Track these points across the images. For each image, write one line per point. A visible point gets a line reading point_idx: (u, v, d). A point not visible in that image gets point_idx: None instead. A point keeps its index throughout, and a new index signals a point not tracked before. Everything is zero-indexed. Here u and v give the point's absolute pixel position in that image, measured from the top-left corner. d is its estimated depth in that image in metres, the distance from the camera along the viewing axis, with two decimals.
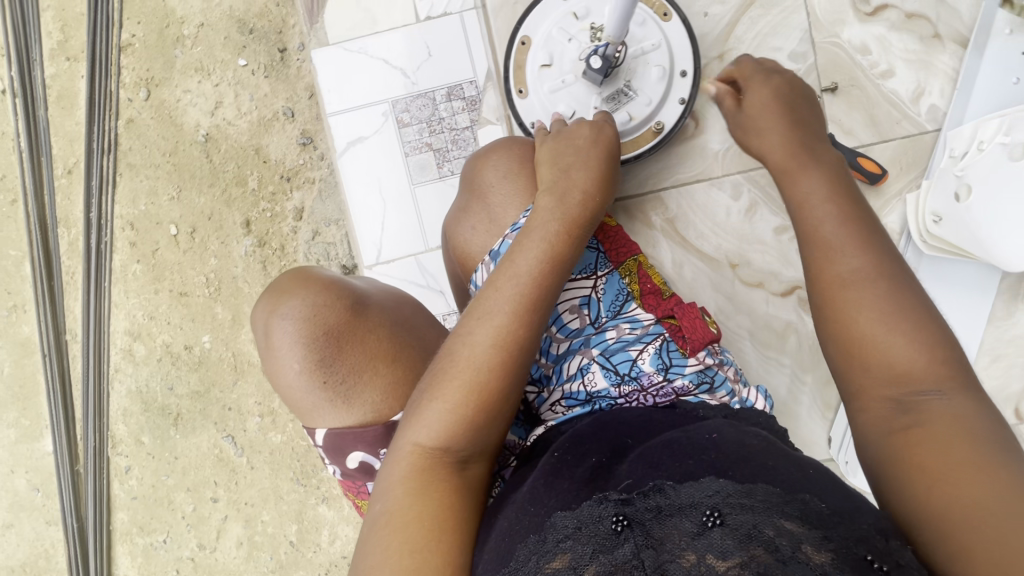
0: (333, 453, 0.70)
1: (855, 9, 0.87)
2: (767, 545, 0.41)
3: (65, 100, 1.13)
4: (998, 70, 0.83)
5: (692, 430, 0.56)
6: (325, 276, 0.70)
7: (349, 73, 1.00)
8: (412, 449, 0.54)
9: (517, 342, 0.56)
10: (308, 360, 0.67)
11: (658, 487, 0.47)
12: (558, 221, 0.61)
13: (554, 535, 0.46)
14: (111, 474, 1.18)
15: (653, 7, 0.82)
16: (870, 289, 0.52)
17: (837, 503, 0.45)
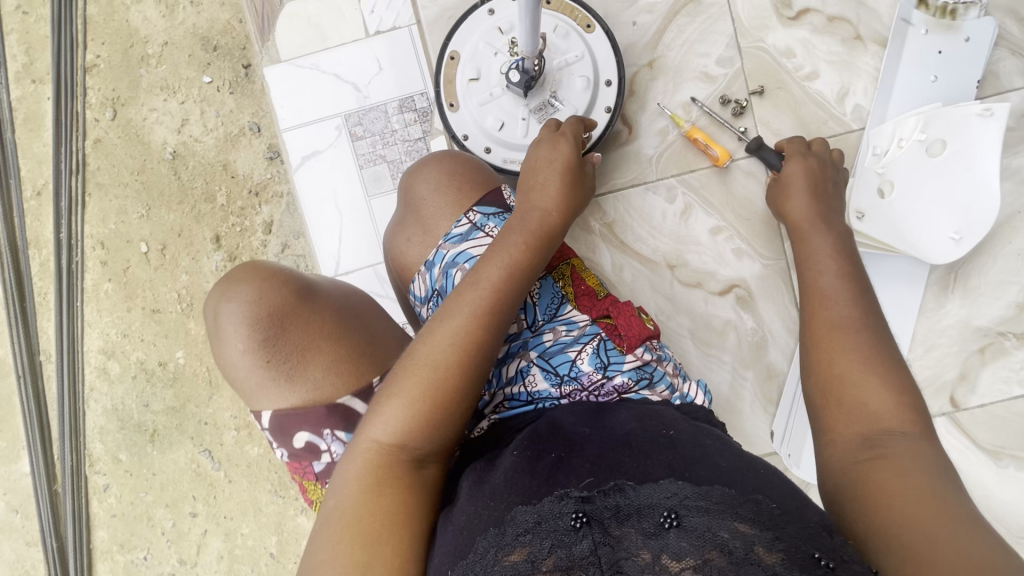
0: (279, 435, 0.69)
1: (778, 15, 0.90)
2: (721, 546, 0.42)
3: (31, 123, 1.14)
4: (916, 69, 0.86)
5: (648, 422, 0.57)
6: (274, 265, 0.70)
7: (301, 89, 1.01)
8: (368, 445, 0.54)
9: (476, 342, 0.57)
10: (252, 342, 0.66)
11: (618, 488, 0.48)
12: (521, 234, 0.63)
13: (514, 528, 0.47)
14: (89, 493, 1.18)
15: (576, 20, 0.85)
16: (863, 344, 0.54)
17: (789, 504, 0.47)
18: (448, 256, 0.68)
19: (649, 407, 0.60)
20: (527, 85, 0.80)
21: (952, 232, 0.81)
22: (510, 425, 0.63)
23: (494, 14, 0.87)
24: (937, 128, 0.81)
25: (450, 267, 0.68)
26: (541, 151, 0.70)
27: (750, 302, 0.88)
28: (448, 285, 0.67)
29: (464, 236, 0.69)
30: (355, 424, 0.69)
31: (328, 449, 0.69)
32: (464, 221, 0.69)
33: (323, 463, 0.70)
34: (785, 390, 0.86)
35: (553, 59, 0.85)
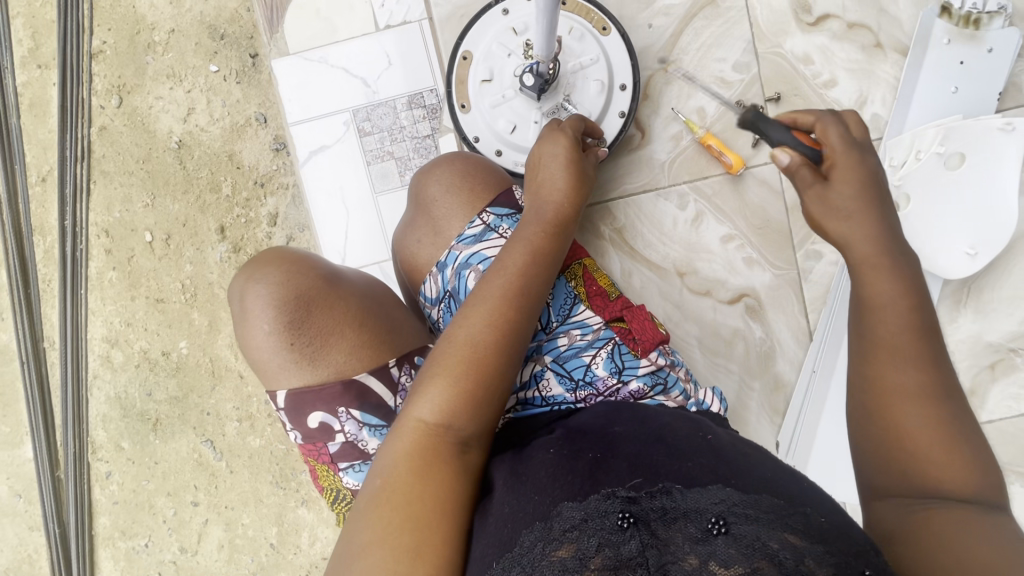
0: (293, 415, 0.67)
1: (797, 20, 0.88)
2: (771, 556, 0.42)
3: (37, 109, 1.13)
4: (937, 78, 0.85)
5: (685, 422, 0.58)
6: (301, 252, 0.70)
7: (310, 83, 1.00)
8: (414, 426, 0.55)
9: (510, 325, 0.59)
10: (278, 322, 0.65)
11: (665, 489, 0.48)
12: (538, 225, 0.64)
13: (561, 524, 0.47)
14: (92, 480, 1.19)
15: (591, 22, 0.84)
16: (909, 359, 0.50)
17: (837, 517, 0.46)
18: (461, 257, 0.68)
19: (674, 411, 0.61)
20: (540, 89, 0.79)
21: (968, 247, 0.81)
22: (526, 428, 0.64)
23: (508, 13, 0.86)
24: (955, 141, 0.80)
25: (462, 269, 0.67)
26: (545, 147, 0.69)
27: (760, 312, 0.87)
28: (460, 286, 0.67)
29: (477, 238, 0.68)
30: (371, 405, 0.67)
31: (342, 430, 0.67)
32: (478, 222, 0.69)
33: (338, 444, 0.68)
34: (792, 399, 0.85)
35: (568, 62, 0.84)
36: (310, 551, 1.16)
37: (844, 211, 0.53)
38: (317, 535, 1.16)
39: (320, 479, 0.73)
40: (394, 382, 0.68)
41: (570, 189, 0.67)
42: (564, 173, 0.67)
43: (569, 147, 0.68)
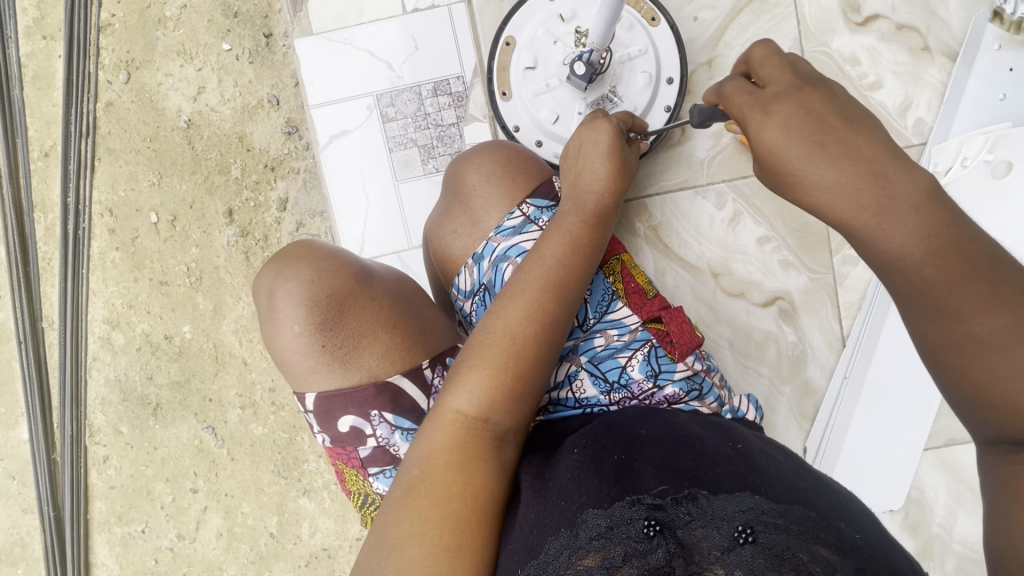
0: (322, 419, 0.66)
1: (845, 19, 0.87)
2: (798, 567, 0.39)
3: (41, 81, 1.09)
4: (985, 86, 0.85)
5: (714, 431, 0.55)
6: (330, 249, 0.68)
7: (334, 64, 0.97)
8: (452, 417, 0.53)
9: (551, 319, 0.57)
10: (309, 322, 0.64)
11: (691, 496, 0.46)
12: (578, 215, 0.62)
13: (587, 531, 0.45)
14: (88, 464, 1.16)
15: (640, 12, 0.83)
16: (968, 295, 0.41)
17: (873, 535, 0.43)
18: (498, 249, 0.66)
19: (708, 417, 0.59)
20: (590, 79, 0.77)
21: None
22: (557, 429, 0.62)
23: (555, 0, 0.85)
24: (1005, 149, 0.79)
25: (500, 261, 0.66)
26: (586, 135, 0.66)
27: (794, 315, 0.86)
28: (496, 279, 0.66)
29: (516, 230, 0.66)
30: (403, 408, 0.66)
31: (373, 434, 0.66)
32: (517, 214, 0.67)
33: (368, 448, 0.67)
34: (821, 406, 0.85)
35: (616, 52, 0.83)
36: (310, 541, 1.14)
37: (793, 167, 0.44)
38: (319, 526, 1.15)
39: (347, 483, 0.72)
40: (427, 384, 0.67)
41: (611, 179, 0.64)
42: (605, 163, 0.65)
43: (613, 136, 0.65)
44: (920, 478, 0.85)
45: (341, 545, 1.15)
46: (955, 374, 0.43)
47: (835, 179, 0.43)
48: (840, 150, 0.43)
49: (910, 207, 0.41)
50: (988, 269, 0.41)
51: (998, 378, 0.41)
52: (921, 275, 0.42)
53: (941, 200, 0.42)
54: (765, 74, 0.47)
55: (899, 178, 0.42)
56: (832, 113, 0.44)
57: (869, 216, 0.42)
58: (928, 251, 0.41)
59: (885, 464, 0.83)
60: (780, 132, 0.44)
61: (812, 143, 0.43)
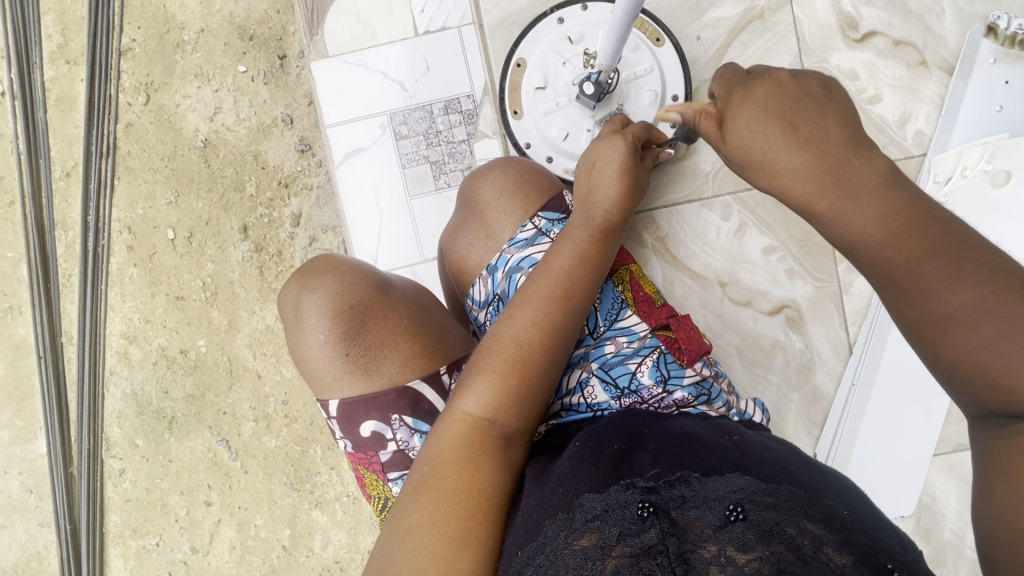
0: (345, 424, 0.68)
1: (844, 36, 0.90)
2: (787, 541, 0.40)
3: (64, 103, 1.13)
4: (983, 97, 0.87)
5: (711, 426, 0.55)
6: (352, 261, 0.71)
7: (348, 84, 1.01)
8: (460, 419, 0.54)
9: (558, 326, 0.59)
10: (333, 332, 0.66)
11: (683, 479, 0.47)
12: (585, 229, 0.64)
13: (583, 514, 0.46)
14: (104, 477, 1.18)
15: (646, 33, 0.86)
16: (933, 271, 0.42)
17: (861, 512, 0.44)
18: (512, 260, 0.68)
19: (714, 421, 0.59)
20: (598, 98, 0.80)
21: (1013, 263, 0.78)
22: (568, 433, 0.63)
23: (564, 23, 0.88)
24: (1004, 159, 0.81)
25: (513, 272, 0.68)
26: (602, 149, 0.68)
27: (801, 323, 0.88)
28: (510, 289, 0.67)
29: (528, 242, 0.69)
30: (422, 412, 0.68)
31: (394, 437, 0.68)
32: (530, 226, 0.69)
33: (390, 452, 0.69)
34: (830, 412, 0.86)
35: (623, 71, 0.86)
36: (322, 553, 1.15)
37: (764, 148, 0.45)
38: (331, 538, 1.16)
39: (367, 487, 0.72)
40: (445, 388, 0.69)
41: (620, 195, 0.66)
42: (617, 180, 0.67)
43: (629, 155, 0.67)
44: (930, 485, 0.85)
45: (353, 557, 1.16)
46: (930, 350, 0.43)
47: (800, 161, 0.44)
48: (808, 132, 0.44)
49: (868, 192, 0.43)
50: (956, 244, 0.42)
51: (974, 354, 0.41)
52: (884, 256, 0.43)
53: (900, 182, 0.44)
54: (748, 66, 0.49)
55: (856, 163, 0.43)
56: (807, 96, 0.45)
57: (830, 200, 0.44)
58: (889, 232, 0.42)
59: (897, 469, 0.84)
60: (754, 114, 0.46)
61: (785, 123, 0.45)
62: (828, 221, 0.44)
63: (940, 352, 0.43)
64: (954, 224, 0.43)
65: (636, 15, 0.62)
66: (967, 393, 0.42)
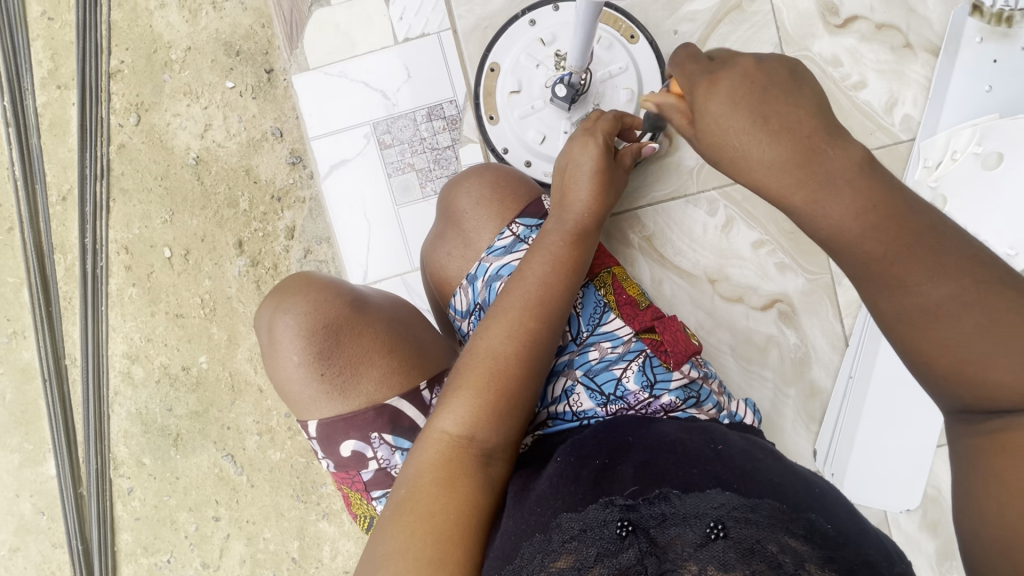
0: (325, 444, 0.69)
1: (825, 22, 0.89)
2: (768, 559, 0.41)
3: (57, 128, 1.14)
4: (970, 78, 0.85)
5: (696, 435, 0.56)
6: (326, 279, 0.71)
7: (330, 97, 1.00)
8: (439, 438, 0.56)
9: (532, 336, 0.60)
10: (307, 353, 0.66)
11: (663, 496, 0.48)
12: (558, 235, 0.65)
13: (560, 535, 0.48)
14: (113, 496, 1.19)
15: (619, 31, 0.86)
16: (913, 266, 0.41)
17: (844, 524, 0.45)
18: (491, 269, 0.69)
19: (696, 424, 0.59)
20: (572, 100, 0.80)
21: (1009, 247, 0.78)
22: (554, 444, 0.63)
23: (536, 25, 0.90)
24: (994, 140, 0.80)
25: (492, 280, 0.68)
26: (575, 154, 0.69)
27: (793, 317, 0.86)
28: (490, 297, 0.68)
29: (506, 249, 0.69)
30: (402, 428, 0.69)
31: (374, 456, 0.69)
32: (507, 233, 0.70)
33: (371, 471, 0.70)
34: (828, 406, 0.85)
35: (598, 71, 0.85)
36: (332, 565, 1.15)
37: (736, 142, 0.45)
38: (339, 548, 1.16)
39: (352, 505, 0.74)
40: (425, 404, 0.69)
41: (593, 201, 0.67)
42: (590, 185, 0.68)
43: (601, 152, 0.68)
44: (933, 476, 0.84)
45: None
46: (911, 347, 0.43)
47: (771, 153, 0.44)
48: (780, 122, 0.44)
49: (848, 180, 0.42)
50: (931, 235, 0.42)
51: (953, 347, 0.41)
52: (862, 249, 0.42)
53: (878, 172, 0.43)
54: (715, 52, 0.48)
55: (832, 153, 0.43)
56: (776, 85, 0.45)
57: (808, 192, 0.43)
58: (868, 224, 0.42)
59: (899, 464, 0.82)
60: (724, 106, 0.45)
61: (752, 115, 0.44)
62: (801, 213, 0.44)
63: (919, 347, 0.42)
64: (929, 213, 0.43)
65: (600, 10, 0.61)
66: (941, 386, 0.43)
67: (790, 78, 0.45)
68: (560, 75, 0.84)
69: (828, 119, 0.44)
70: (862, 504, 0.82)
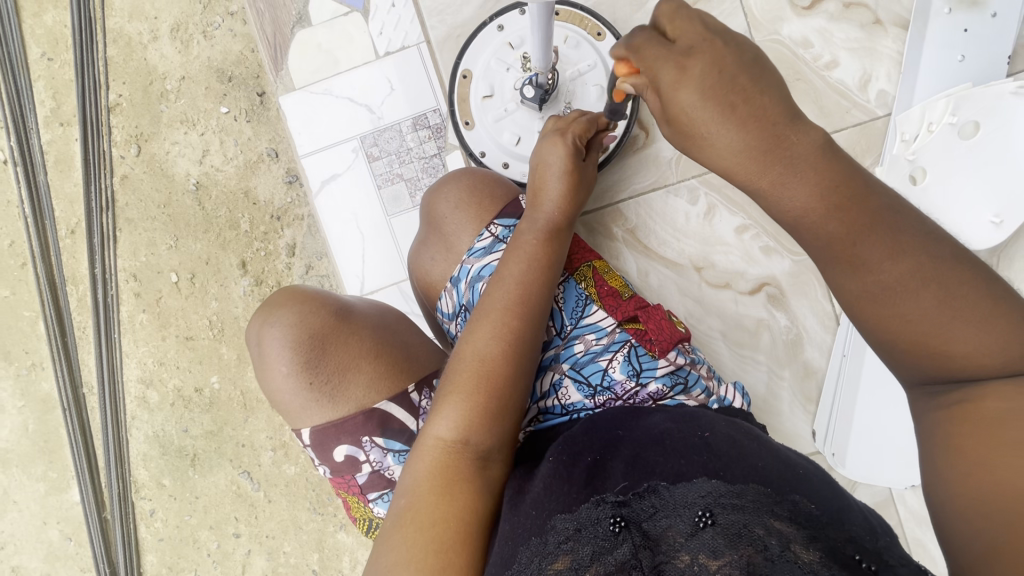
0: (319, 451, 0.71)
1: (792, 5, 0.89)
2: (755, 542, 0.43)
3: (62, 164, 1.18)
4: (943, 49, 0.85)
5: (684, 422, 0.57)
6: (310, 290, 0.73)
7: (316, 114, 1.03)
8: (434, 444, 0.58)
9: (516, 334, 0.62)
10: (295, 363, 0.68)
11: (652, 489, 0.50)
12: (532, 234, 0.68)
13: (555, 536, 0.49)
14: (137, 518, 1.21)
15: (586, 29, 0.88)
16: (875, 247, 0.43)
17: (827, 505, 0.47)
18: (473, 270, 0.71)
19: (683, 408, 0.60)
20: (540, 100, 0.83)
21: (992, 215, 0.80)
22: (546, 439, 0.65)
23: (504, 30, 0.92)
24: (969, 108, 0.80)
25: (475, 281, 0.71)
26: (544, 152, 0.72)
27: (782, 300, 0.87)
28: (475, 297, 0.70)
29: (486, 250, 0.72)
30: (392, 431, 0.71)
31: (368, 459, 0.71)
32: (486, 234, 0.72)
33: (365, 474, 0.72)
34: (823, 385, 0.86)
35: (567, 70, 0.88)
36: None
37: (704, 131, 0.46)
38: (359, 558, 1.17)
39: (351, 510, 0.77)
40: (413, 407, 0.71)
41: (563, 196, 0.70)
42: (561, 181, 0.70)
43: (565, 152, 0.71)
44: None
45: None
46: (872, 323, 0.45)
47: (736, 141, 0.45)
48: (748, 110, 0.45)
49: (806, 163, 0.45)
50: (885, 216, 0.44)
51: (913, 324, 0.43)
52: (824, 232, 0.45)
53: (837, 155, 0.45)
54: (676, 31, 0.46)
55: (793, 139, 0.45)
56: (742, 72, 0.45)
57: (774, 176, 0.45)
58: (827, 206, 0.44)
59: (893, 443, 0.80)
60: (693, 96, 0.45)
61: (721, 105, 0.45)
62: (764, 197, 0.46)
63: (882, 324, 0.44)
64: (881, 195, 0.45)
65: (553, 9, 0.63)
66: (905, 363, 0.45)
67: (754, 63, 0.45)
68: (528, 77, 0.87)
69: (793, 106, 0.45)
70: (868, 479, 0.82)
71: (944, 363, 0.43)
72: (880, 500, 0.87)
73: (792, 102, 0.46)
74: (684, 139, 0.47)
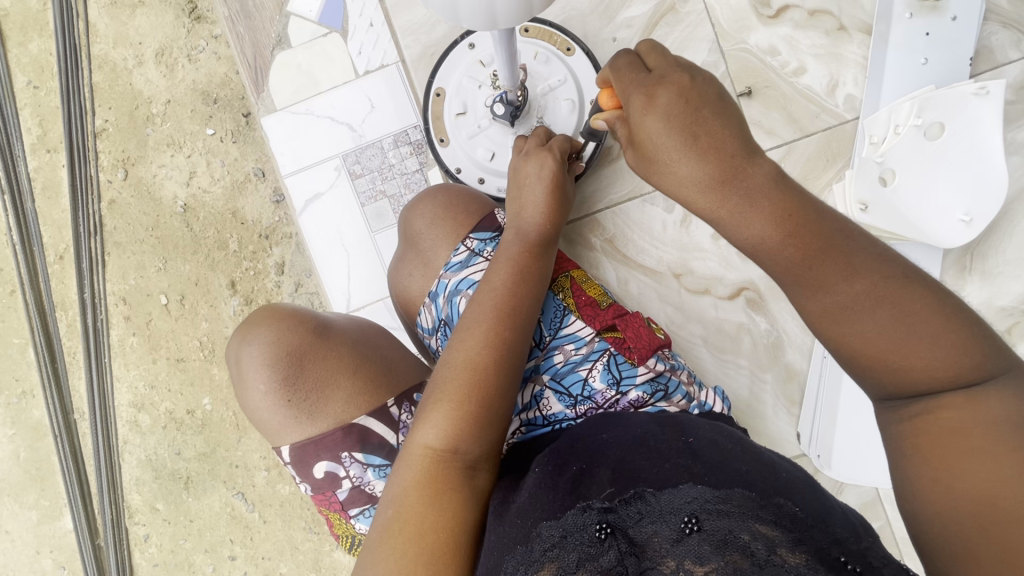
0: (300, 468, 0.71)
1: (758, 14, 0.91)
2: (742, 549, 0.43)
3: (50, 190, 1.18)
4: (906, 54, 0.87)
5: (668, 427, 0.58)
6: (288, 308, 0.73)
7: (298, 134, 1.04)
8: (422, 453, 0.57)
9: (505, 344, 0.62)
10: (274, 381, 0.69)
11: (638, 495, 0.49)
12: (519, 245, 0.69)
13: (541, 544, 0.49)
14: (131, 544, 1.20)
15: (556, 45, 0.90)
16: (829, 268, 0.45)
17: (808, 506, 0.48)
18: (450, 285, 0.72)
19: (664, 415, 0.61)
20: (512, 116, 0.85)
21: (963, 214, 0.81)
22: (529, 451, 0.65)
23: (476, 47, 0.93)
24: (933, 111, 0.82)
25: (453, 296, 0.72)
26: (528, 162, 0.74)
27: (761, 303, 0.88)
28: (453, 312, 0.71)
29: (463, 264, 0.73)
30: (372, 446, 0.71)
31: (348, 475, 0.72)
32: (462, 249, 0.73)
33: (346, 491, 0.72)
34: (806, 387, 0.86)
35: (538, 85, 0.89)
36: None
37: (666, 156, 0.48)
38: None
39: (334, 528, 0.77)
40: (394, 421, 0.72)
41: (546, 212, 0.71)
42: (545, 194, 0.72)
43: (550, 169, 0.73)
44: None
45: None
46: (833, 340, 0.46)
47: (697, 171, 0.47)
48: (708, 142, 0.47)
49: (761, 193, 0.47)
50: (838, 241, 0.46)
51: (871, 341, 0.44)
52: (782, 257, 0.46)
53: (790, 185, 0.47)
54: (654, 63, 0.50)
55: (748, 172, 0.47)
56: (705, 105, 0.48)
57: (732, 206, 0.47)
58: (785, 233, 0.46)
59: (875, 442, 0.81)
60: (659, 123, 0.47)
61: (684, 133, 0.47)
62: (726, 225, 0.48)
63: (841, 341, 0.45)
64: (836, 222, 0.47)
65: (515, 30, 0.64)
66: (867, 379, 0.45)
67: (716, 98, 0.48)
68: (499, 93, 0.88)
69: (747, 138, 0.48)
70: (856, 480, 0.82)
71: (910, 375, 0.43)
72: (868, 501, 0.87)
73: (747, 136, 0.48)
74: (649, 162, 0.49)
